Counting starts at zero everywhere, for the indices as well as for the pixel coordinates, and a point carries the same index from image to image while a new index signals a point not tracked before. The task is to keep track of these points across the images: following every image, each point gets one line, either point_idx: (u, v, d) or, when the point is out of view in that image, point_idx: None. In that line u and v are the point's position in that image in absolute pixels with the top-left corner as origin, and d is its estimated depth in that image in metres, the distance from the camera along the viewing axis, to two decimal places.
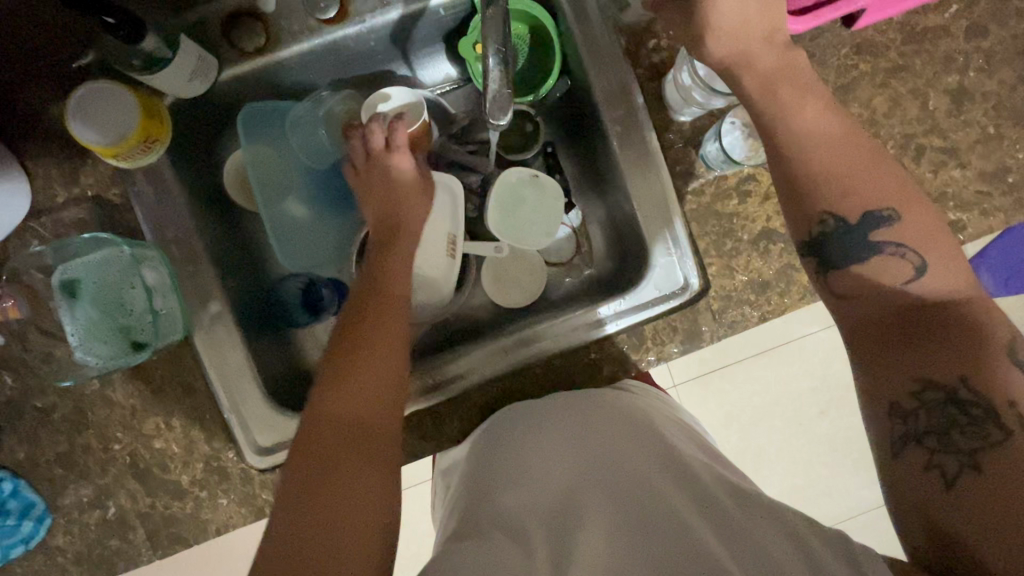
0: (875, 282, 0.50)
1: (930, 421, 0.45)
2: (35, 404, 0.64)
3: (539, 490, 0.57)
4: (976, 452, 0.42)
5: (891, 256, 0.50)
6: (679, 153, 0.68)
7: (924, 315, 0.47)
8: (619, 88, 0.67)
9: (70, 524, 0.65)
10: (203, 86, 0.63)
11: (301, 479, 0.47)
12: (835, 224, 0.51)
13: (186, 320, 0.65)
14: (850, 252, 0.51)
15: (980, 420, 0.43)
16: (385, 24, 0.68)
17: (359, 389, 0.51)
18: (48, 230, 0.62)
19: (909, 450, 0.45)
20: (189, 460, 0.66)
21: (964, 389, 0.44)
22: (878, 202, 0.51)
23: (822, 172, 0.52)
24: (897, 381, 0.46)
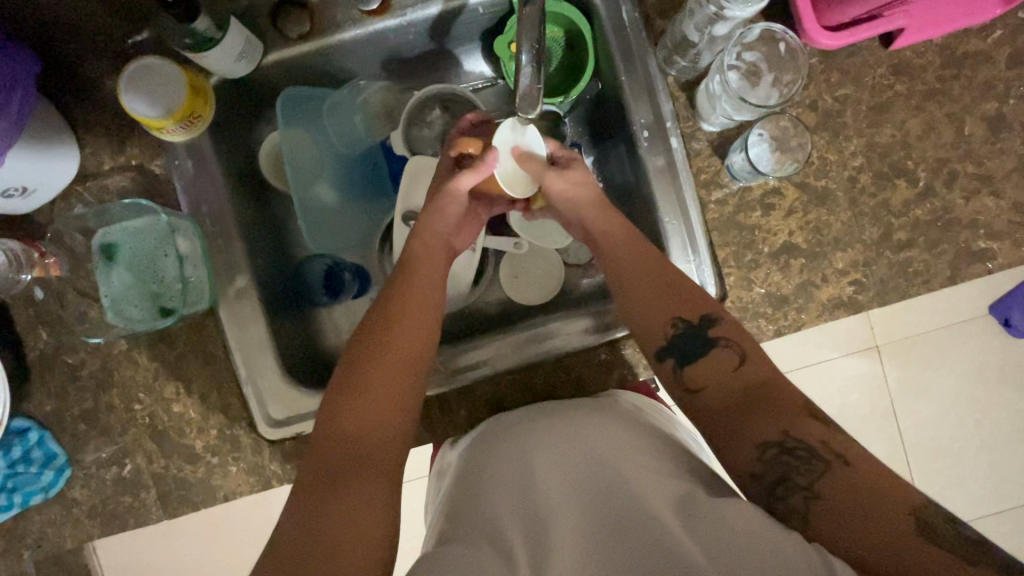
0: (716, 379, 0.56)
1: (778, 470, 0.49)
2: (66, 360, 0.67)
3: (520, 492, 0.57)
4: (813, 484, 0.47)
5: (721, 351, 0.56)
6: (706, 162, 0.68)
7: (748, 398, 0.53)
8: (650, 96, 0.68)
9: (88, 477, 0.68)
10: (248, 67, 0.66)
11: (314, 496, 0.48)
12: (684, 327, 0.59)
13: (212, 288, 0.67)
14: (692, 350, 0.58)
15: (810, 459, 0.48)
16: (424, 19, 0.69)
17: (372, 395, 0.55)
18: (92, 195, 0.65)
19: (778, 504, 0.49)
20: (204, 426, 0.68)
21: (790, 441, 0.49)
22: (680, 310, 0.60)
23: (646, 285, 0.62)
24: (745, 450, 0.51)
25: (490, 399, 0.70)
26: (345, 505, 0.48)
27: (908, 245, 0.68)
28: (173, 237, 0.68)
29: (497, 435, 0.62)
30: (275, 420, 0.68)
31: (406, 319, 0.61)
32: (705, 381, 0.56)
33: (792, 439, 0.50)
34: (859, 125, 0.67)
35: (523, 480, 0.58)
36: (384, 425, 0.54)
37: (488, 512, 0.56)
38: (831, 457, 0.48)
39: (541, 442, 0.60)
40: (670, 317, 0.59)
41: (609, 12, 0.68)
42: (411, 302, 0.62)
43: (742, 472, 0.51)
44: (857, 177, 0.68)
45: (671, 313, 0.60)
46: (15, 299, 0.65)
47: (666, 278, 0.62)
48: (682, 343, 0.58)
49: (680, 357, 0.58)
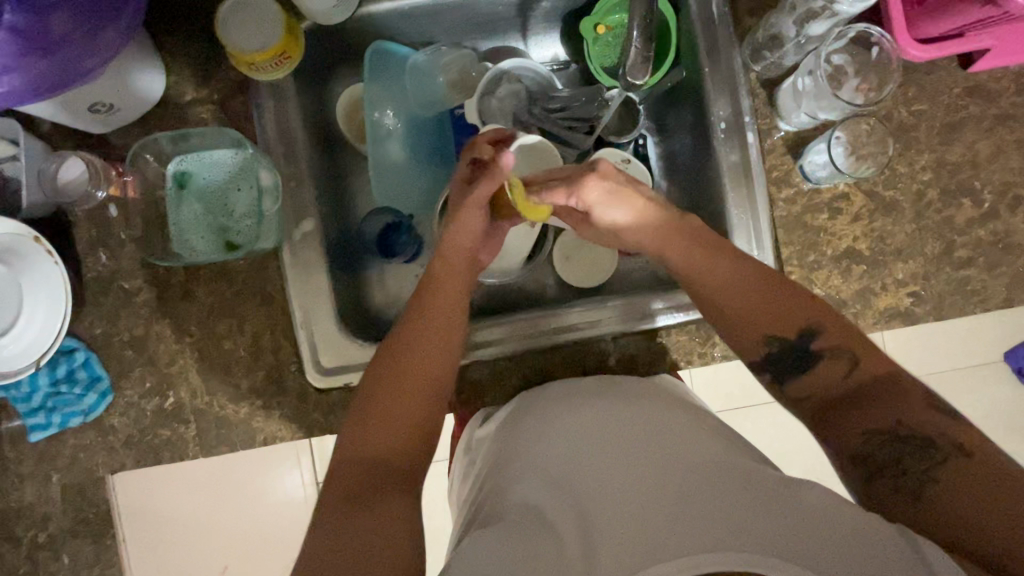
0: (827, 388, 0.55)
1: (883, 457, 0.49)
2: (122, 284, 0.66)
3: (563, 473, 0.55)
4: (932, 471, 0.46)
5: (826, 358, 0.55)
6: (779, 160, 0.69)
7: (861, 391, 0.52)
8: (730, 89, 0.69)
9: (129, 405, 0.67)
10: (342, 16, 0.67)
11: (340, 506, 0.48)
12: (780, 345, 0.57)
13: (279, 230, 0.67)
14: (796, 364, 0.56)
15: (924, 448, 0.47)
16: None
17: (393, 412, 0.54)
18: (172, 122, 0.65)
19: (879, 484, 0.49)
20: (253, 367, 0.67)
21: (902, 431, 0.49)
22: (775, 328, 0.57)
23: (738, 305, 0.59)
24: (849, 438, 0.51)
25: (540, 371, 0.70)
26: (368, 518, 0.47)
27: (968, 263, 0.68)
28: (252, 173, 0.67)
29: (534, 417, 0.61)
30: (325, 368, 0.68)
31: (428, 329, 0.59)
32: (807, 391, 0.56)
33: (905, 429, 0.49)
34: (931, 140, 0.68)
35: (560, 465, 0.56)
36: (402, 440, 0.54)
37: (534, 494, 0.54)
38: (951, 453, 0.46)
39: (580, 421, 0.59)
40: (762, 336, 0.58)
41: (699, 4, 0.69)
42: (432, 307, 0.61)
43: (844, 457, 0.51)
44: (924, 192, 0.69)
45: (760, 329, 0.58)
46: (80, 217, 0.65)
47: (747, 287, 0.59)
48: (783, 357, 0.57)
49: (784, 368, 0.57)
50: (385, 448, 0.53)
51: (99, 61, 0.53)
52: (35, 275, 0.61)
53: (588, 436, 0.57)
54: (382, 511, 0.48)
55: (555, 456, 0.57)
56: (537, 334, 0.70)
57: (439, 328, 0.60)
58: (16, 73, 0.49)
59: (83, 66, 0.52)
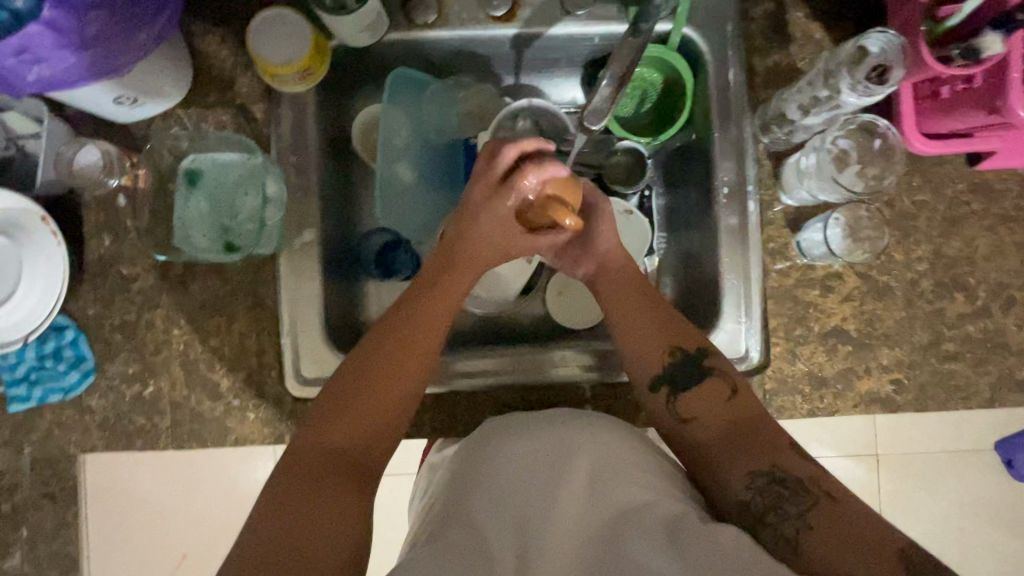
0: (705, 413, 0.58)
1: (764, 500, 0.51)
2: (121, 270, 0.68)
3: (518, 501, 0.52)
4: (807, 514, 0.48)
5: (713, 379, 0.60)
6: (777, 232, 0.69)
7: (740, 429, 0.56)
8: (737, 155, 0.70)
9: (109, 388, 0.68)
10: (370, 40, 0.69)
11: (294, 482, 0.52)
12: (681, 357, 0.61)
13: (281, 238, 0.69)
14: (690, 379, 0.60)
15: (799, 493, 0.50)
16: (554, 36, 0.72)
17: (371, 404, 0.58)
18: (192, 121, 0.68)
19: (765, 533, 0.49)
20: (234, 366, 0.68)
21: (778, 472, 0.52)
22: (679, 340, 0.63)
23: (635, 293, 0.67)
24: (733, 481, 0.53)
25: (514, 408, 0.70)
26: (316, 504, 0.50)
27: (954, 358, 0.68)
28: (262, 179, 0.68)
29: (496, 434, 0.58)
30: (305, 377, 0.69)
31: (421, 325, 0.63)
32: (695, 412, 0.59)
33: (780, 470, 0.52)
34: (930, 232, 0.69)
35: (514, 485, 0.53)
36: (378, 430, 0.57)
37: (480, 518, 0.51)
38: (813, 494, 0.50)
39: (541, 442, 0.56)
40: (670, 346, 0.62)
41: (716, 70, 0.71)
42: (434, 315, 0.64)
43: (734, 502, 0.53)
44: (918, 282, 0.69)
45: (667, 340, 0.63)
46: (91, 201, 0.67)
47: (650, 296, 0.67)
48: (680, 374, 0.61)
49: (679, 383, 0.61)
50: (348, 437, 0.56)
51: (129, 59, 0.55)
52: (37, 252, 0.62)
53: (548, 460, 0.54)
54: (329, 501, 0.51)
55: (512, 476, 0.54)
56: (522, 367, 0.72)
57: (422, 328, 0.63)
58: (45, 63, 0.51)
59: (111, 62, 0.54)
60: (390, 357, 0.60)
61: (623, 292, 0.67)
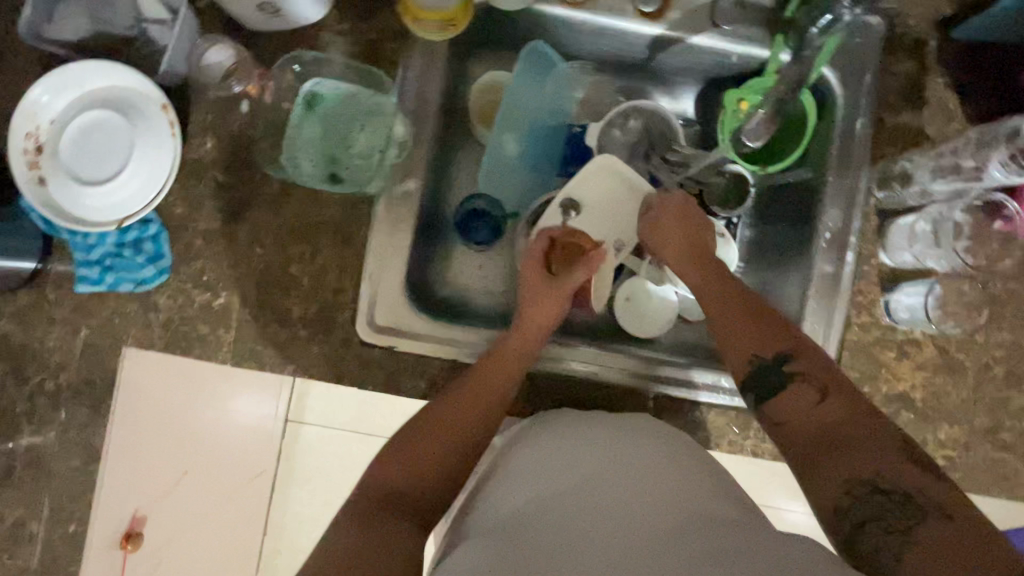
0: (800, 416, 0.55)
1: (864, 511, 0.47)
2: (218, 176, 0.66)
3: (556, 497, 0.55)
4: (910, 530, 0.45)
5: (793, 385, 0.56)
6: (869, 287, 0.69)
7: (830, 436, 0.52)
8: (846, 204, 0.70)
9: (179, 291, 0.67)
10: (516, 6, 0.68)
11: (361, 509, 0.54)
12: (764, 361, 0.58)
13: (384, 180, 0.68)
14: (770, 384, 0.57)
15: (909, 505, 0.46)
16: (696, 44, 0.71)
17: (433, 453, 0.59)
18: (322, 44, 0.67)
19: (863, 540, 0.47)
20: (310, 297, 0.67)
21: (883, 481, 0.48)
22: (758, 344, 0.59)
23: (721, 291, 0.65)
24: (825, 487, 0.50)
25: (570, 399, 0.71)
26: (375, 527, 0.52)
27: (1008, 447, 0.69)
28: (390, 123, 0.68)
29: (541, 434, 0.62)
30: (376, 323, 0.68)
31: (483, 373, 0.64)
32: (790, 416, 0.55)
33: (885, 483, 0.48)
34: (1014, 321, 0.70)
35: (553, 483, 0.57)
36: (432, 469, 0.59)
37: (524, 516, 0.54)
38: (927, 511, 0.46)
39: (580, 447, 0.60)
40: (747, 356, 0.59)
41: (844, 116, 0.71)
42: (504, 364, 0.65)
43: (824, 507, 0.50)
44: (991, 366, 0.70)
45: (745, 348, 0.59)
46: (205, 100, 0.66)
47: (724, 290, 0.65)
48: (760, 379, 0.58)
49: (761, 390, 0.57)
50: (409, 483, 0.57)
51: None
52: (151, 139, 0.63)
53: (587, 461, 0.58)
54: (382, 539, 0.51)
55: (551, 476, 0.57)
56: (596, 362, 0.72)
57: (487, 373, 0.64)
58: None
59: None
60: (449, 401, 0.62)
61: (724, 304, 0.63)
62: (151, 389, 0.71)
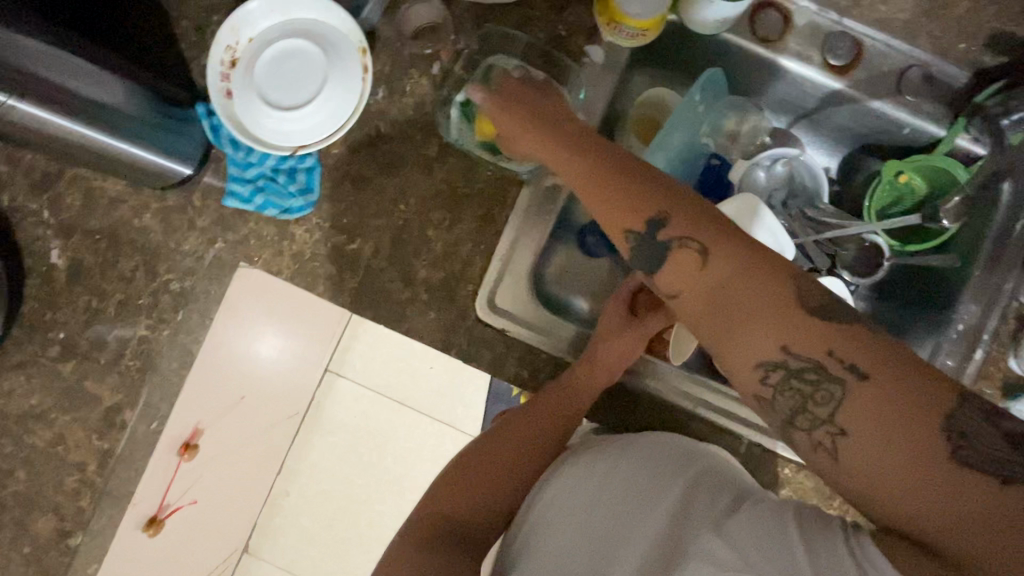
0: (687, 283, 0.44)
1: (789, 403, 0.40)
2: (383, 127, 0.69)
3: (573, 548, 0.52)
4: (837, 414, 0.38)
5: (675, 248, 0.45)
6: (991, 389, 0.68)
7: (721, 298, 0.42)
8: (988, 300, 0.68)
9: (317, 227, 0.69)
10: (708, 31, 0.68)
11: (424, 514, 0.61)
12: (655, 225, 0.45)
13: (537, 167, 0.69)
14: (656, 250, 0.45)
15: (839, 393, 0.38)
16: (872, 108, 0.71)
17: (474, 490, 0.64)
18: (512, 25, 0.68)
19: (799, 436, 0.40)
20: (438, 263, 0.68)
21: (793, 359, 0.40)
22: (666, 207, 0.46)
23: (610, 166, 0.49)
24: (745, 374, 0.41)
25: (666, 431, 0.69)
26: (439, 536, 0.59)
27: None
28: None
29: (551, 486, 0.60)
30: (495, 304, 0.68)
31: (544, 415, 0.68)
32: (677, 285, 0.45)
33: (792, 353, 0.40)
34: None
35: (568, 531, 0.54)
36: (491, 489, 0.64)
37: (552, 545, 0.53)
38: (846, 377, 0.38)
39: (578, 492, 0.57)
40: (625, 228, 0.47)
41: None
42: (567, 405, 0.68)
43: (746, 395, 0.42)
44: None
45: (622, 223, 0.47)
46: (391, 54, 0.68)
47: (619, 160, 0.49)
48: (646, 242, 0.46)
49: (643, 250, 0.46)
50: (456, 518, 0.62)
51: None
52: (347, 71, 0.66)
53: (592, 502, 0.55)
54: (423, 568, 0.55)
55: (562, 525, 0.54)
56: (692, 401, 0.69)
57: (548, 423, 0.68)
58: None
59: None
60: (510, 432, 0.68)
61: (612, 180, 0.48)
62: (241, 300, 0.76)
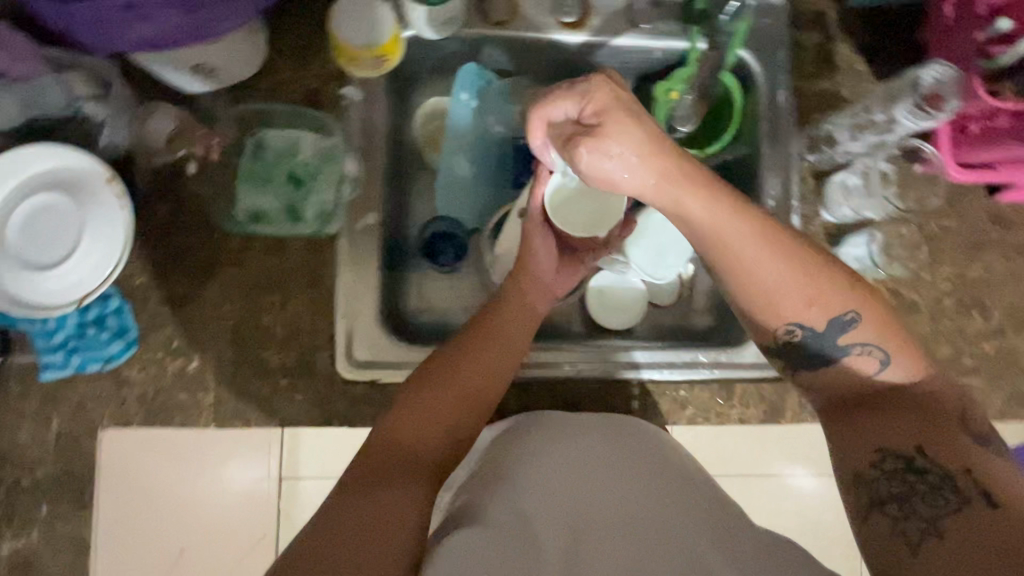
0: (861, 386, 0.52)
1: (891, 488, 0.46)
2: (174, 240, 0.66)
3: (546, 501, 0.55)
4: (935, 521, 0.44)
5: (842, 365, 0.52)
6: (818, 245, 0.74)
7: (888, 398, 0.50)
8: (785, 171, 0.74)
9: (151, 362, 0.66)
10: (445, 33, 0.70)
11: (347, 491, 0.49)
12: (802, 335, 0.52)
13: (343, 217, 0.68)
14: (812, 360, 0.53)
15: (938, 488, 0.45)
16: (620, 44, 0.75)
17: (420, 424, 0.55)
18: (261, 96, 0.67)
19: (875, 517, 0.46)
20: (287, 344, 0.67)
21: (919, 459, 0.46)
22: (797, 316, 0.52)
23: (734, 279, 0.53)
24: (863, 438, 0.49)
25: (565, 403, 0.72)
26: (369, 506, 0.48)
27: (972, 372, 0.74)
28: (342, 163, 0.69)
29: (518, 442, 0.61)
30: (358, 361, 0.68)
31: (461, 367, 0.59)
32: (827, 389, 0.53)
33: (922, 458, 0.46)
34: (953, 254, 0.75)
35: (539, 485, 0.56)
36: (422, 450, 0.54)
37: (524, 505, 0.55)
38: (978, 499, 0.43)
39: (552, 451, 0.59)
40: (783, 324, 0.53)
41: (768, 91, 0.75)
42: (492, 336, 0.63)
43: (845, 475, 0.49)
44: (941, 300, 0.74)
45: (779, 319, 0.53)
46: (150, 167, 0.65)
47: (793, 255, 0.51)
48: (785, 353, 0.54)
49: (801, 364, 0.54)
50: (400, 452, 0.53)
51: (230, 25, 0.55)
52: (108, 226, 0.60)
53: (562, 463, 0.58)
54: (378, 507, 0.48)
55: (534, 478, 0.57)
56: (584, 364, 0.72)
57: (469, 372, 0.59)
58: (152, 21, 0.50)
59: (217, 24, 0.54)
60: (435, 386, 0.58)
61: (691, 178, 0.52)
62: (131, 475, 0.68)
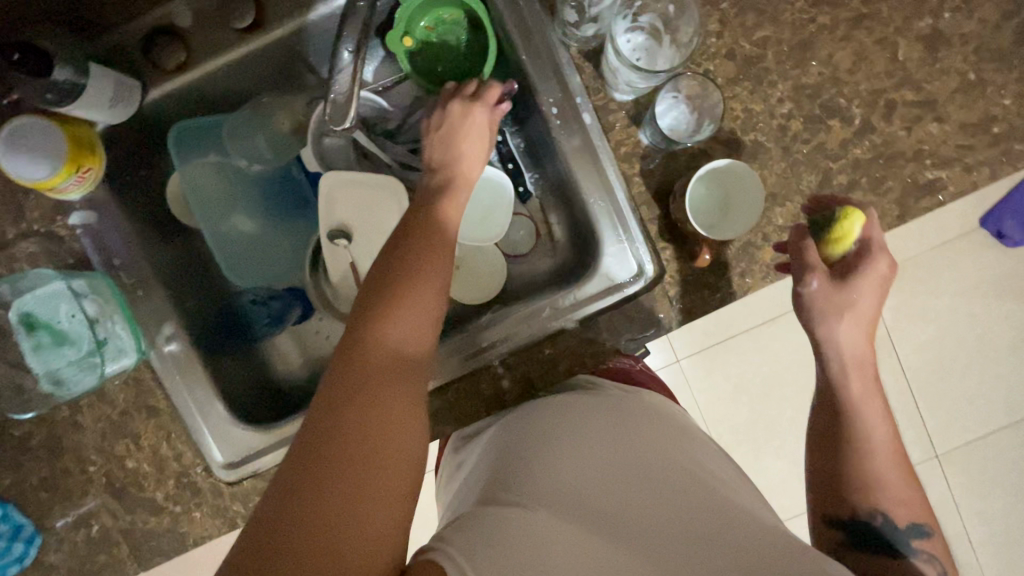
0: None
1: None
2: (15, 433, 0.67)
3: (590, 472, 0.50)
4: None
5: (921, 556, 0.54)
6: (622, 134, 0.64)
7: None
8: (553, 68, 0.65)
9: (59, 542, 0.68)
10: (128, 111, 0.64)
11: (321, 434, 0.39)
12: (881, 518, 0.54)
13: (140, 340, 0.67)
14: (884, 540, 0.54)
15: None
16: (327, 15, 0.66)
17: (394, 347, 0.46)
18: (4, 266, 0.65)
19: None
20: (162, 477, 0.68)
21: None
22: (883, 501, 0.55)
23: (887, 472, 0.55)
24: None
25: (441, 413, 0.67)
26: (348, 469, 0.38)
27: (850, 189, 0.63)
28: (93, 295, 0.66)
29: (560, 418, 0.57)
30: (227, 461, 0.67)
31: (415, 289, 0.49)
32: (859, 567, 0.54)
33: None
34: (782, 67, 0.63)
35: (579, 460, 0.52)
36: (391, 385, 0.43)
37: (546, 489, 0.48)
38: None
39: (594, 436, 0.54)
40: (871, 504, 0.55)
41: None
42: (437, 239, 0.53)
43: None
44: (787, 125, 0.63)
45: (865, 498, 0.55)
46: None
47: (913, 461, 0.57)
48: (863, 532, 0.55)
49: (855, 538, 0.55)
50: (376, 386, 0.43)
51: None
52: None
53: (602, 445, 0.53)
54: (361, 461, 0.39)
55: (570, 454, 0.52)
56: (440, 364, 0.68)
57: (431, 305, 0.49)
58: None
59: None
60: (389, 311, 0.47)
61: (870, 404, 0.57)
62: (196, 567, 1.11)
